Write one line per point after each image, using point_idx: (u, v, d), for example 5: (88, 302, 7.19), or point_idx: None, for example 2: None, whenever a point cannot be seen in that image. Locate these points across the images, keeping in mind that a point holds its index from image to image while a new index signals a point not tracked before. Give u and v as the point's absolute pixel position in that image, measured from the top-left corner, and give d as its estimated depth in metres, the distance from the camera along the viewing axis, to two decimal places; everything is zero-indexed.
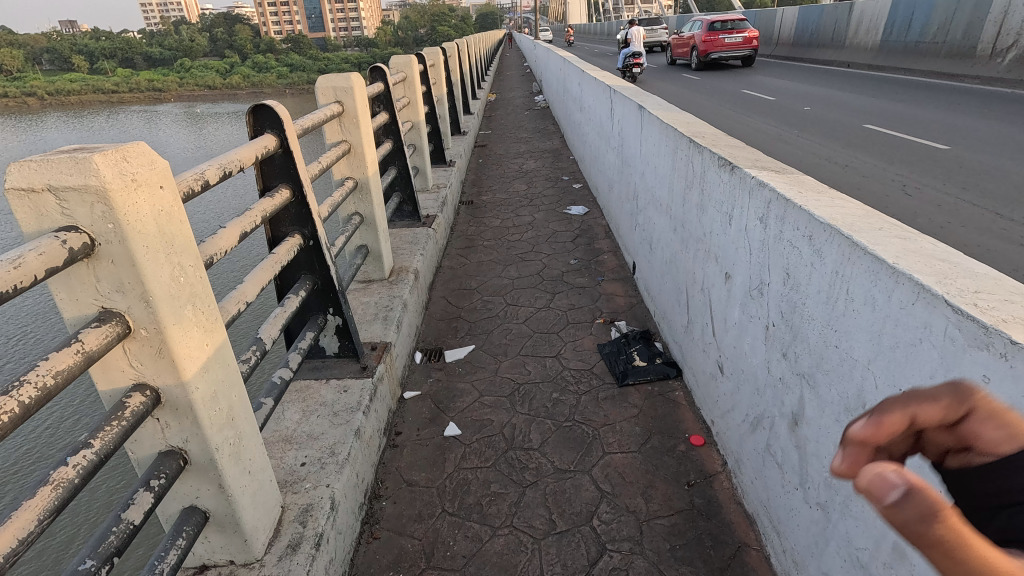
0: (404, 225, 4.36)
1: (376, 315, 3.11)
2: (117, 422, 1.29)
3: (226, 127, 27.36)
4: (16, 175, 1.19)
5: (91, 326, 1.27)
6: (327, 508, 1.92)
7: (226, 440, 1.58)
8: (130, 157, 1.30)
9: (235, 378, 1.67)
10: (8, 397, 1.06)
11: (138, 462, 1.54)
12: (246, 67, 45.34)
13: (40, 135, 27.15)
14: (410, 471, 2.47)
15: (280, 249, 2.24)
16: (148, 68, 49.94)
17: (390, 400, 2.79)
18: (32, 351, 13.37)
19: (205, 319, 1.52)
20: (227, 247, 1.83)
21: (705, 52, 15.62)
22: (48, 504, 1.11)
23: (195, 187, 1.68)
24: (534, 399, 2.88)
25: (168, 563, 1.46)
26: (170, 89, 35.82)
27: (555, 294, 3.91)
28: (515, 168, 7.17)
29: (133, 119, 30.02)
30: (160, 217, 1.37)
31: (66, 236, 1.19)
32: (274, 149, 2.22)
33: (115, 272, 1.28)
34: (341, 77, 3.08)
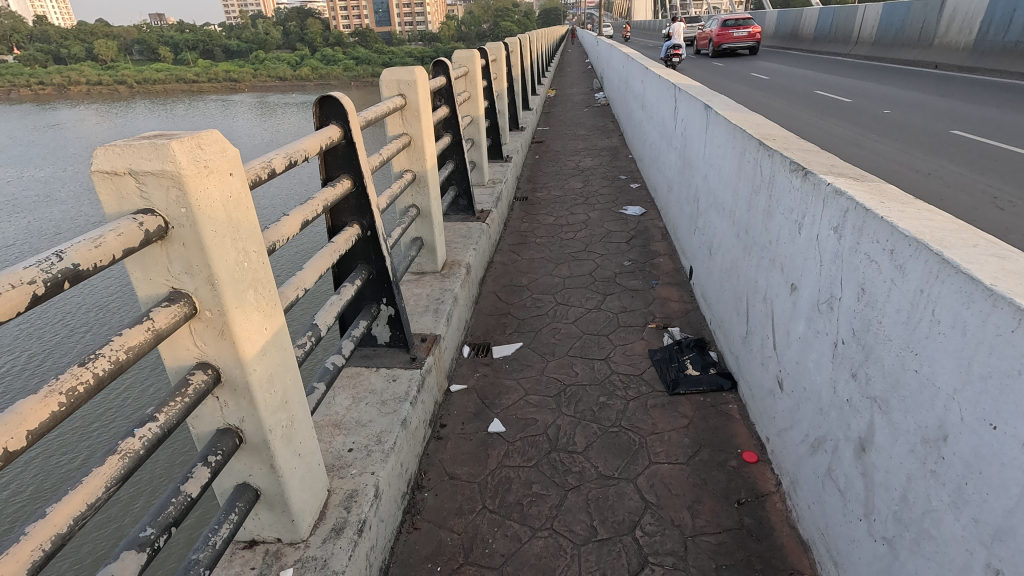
0: (458, 219, 4.39)
1: (427, 307, 3.14)
2: (180, 398, 1.34)
3: (295, 117, 28.42)
4: (102, 159, 1.26)
5: (161, 305, 1.32)
6: (371, 496, 1.96)
7: (279, 422, 1.63)
8: (204, 145, 1.35)
9: (291, 362, 1.72)
10: (85, 368, 1.12)
11: (198, 438, 1.61)
12: (315, 59, 46.93)
13: (128, 121, 29.03)
14: (453, 464, 2.48)
15: (339, 238, 2.29)
16: (226, 60, 52.46)
17: (437, 392, 2.81)
18: (113, 324, 14.42)
19: (266, 303, 1.57)
20: (289, 235, 1.88)
21: (718, 44, 19.19)
22: (115, 473, 1.17)
23: (263, 175, 1.73)
24: (580, 401, 2.84)
25: (221, 537, 1.52)
26: (245, 80, 37.47)
27: (607, 295, 3.84)
28: (572, 165, 7.10)
29: (210, 107, 31.63)
30: (229, 203, 1.42)
31: (143, 218, 1.25)
32: (338, 140, 2.27)
33: (185, 255, 1.34)
34: (406, 71, 3.13)
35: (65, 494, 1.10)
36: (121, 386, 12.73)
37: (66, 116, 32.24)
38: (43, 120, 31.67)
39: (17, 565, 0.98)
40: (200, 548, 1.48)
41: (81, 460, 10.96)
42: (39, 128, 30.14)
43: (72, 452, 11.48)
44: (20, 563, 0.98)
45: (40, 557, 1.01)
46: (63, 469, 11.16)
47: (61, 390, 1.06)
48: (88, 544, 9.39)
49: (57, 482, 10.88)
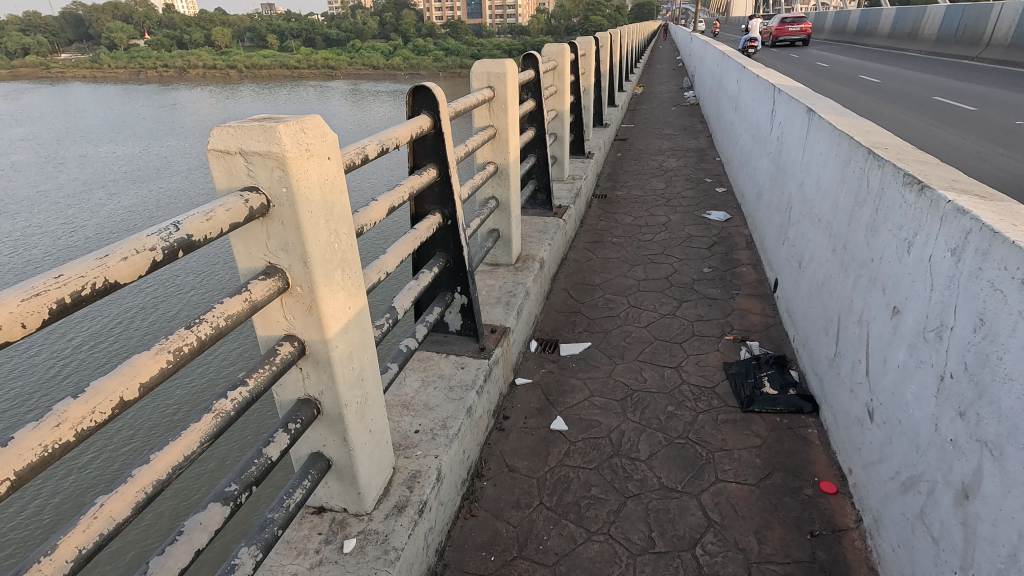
0: (535, 213, 4.39)
1: (498, 299, 3.17)
2: (268, 366, 1.44)
3: (385, 106, 29.44)
4: (218, 139, 1.36)
5: (258, 278, 1.41)
6: (433, 479, 2.00)
7: (354, 398, 1.70)
8: (307, 129, 1.42)
9: (370, 342, 1.79)
10: (190, 331, 1.21)
11: (280, 405, 1.71)
12: (407, 49, 48.29)
13: (236, 103, 31.17)
14: (514, 457, 2.50)
15: (421, 225, 2.36)
16: (325, 48, 55.09)
17: (502, 383, 2.84)
18: (214, 293, 15.72)
19: (352, 283, 1.65)
20: (376, 220, 1.95)
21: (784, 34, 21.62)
22: (209, 430, 1.27)
23: (356, 161, 1.81)
24: (646, 408, 2.77)
25: (294, 500, 1.61)
26: (341, 68, 39.15)
27: (682, 302, 3.71)
28: (655, 165, 6.90)
29: (309, 93, 33.34)
30: (325, 185, 1.48)
31: (248, 196, 1.34)
32: (427, 130, 2.33)
33: (283, 233, 1.42)
34: (496, 63, 3.16)
35: (166, 445, 1.20)
36: (220, 352, 13.89)
37: (183, 97, 35.10)
38: (163, 98, 34.70)
39: (124, 503, 1.08)
40: (276, 508, 1.57)
41: (179, 414, 12.06)
42: (159, 106, 33.05)
43: (172, 405, 12.69)
44: (126, 502, 1.08)
45: (142, 499, 1.10)
46: (165, 419, 12.36)
47: (169, 348, 1.15)
48: (182, 490, 10.38)
49: (159, 431, 12.07)
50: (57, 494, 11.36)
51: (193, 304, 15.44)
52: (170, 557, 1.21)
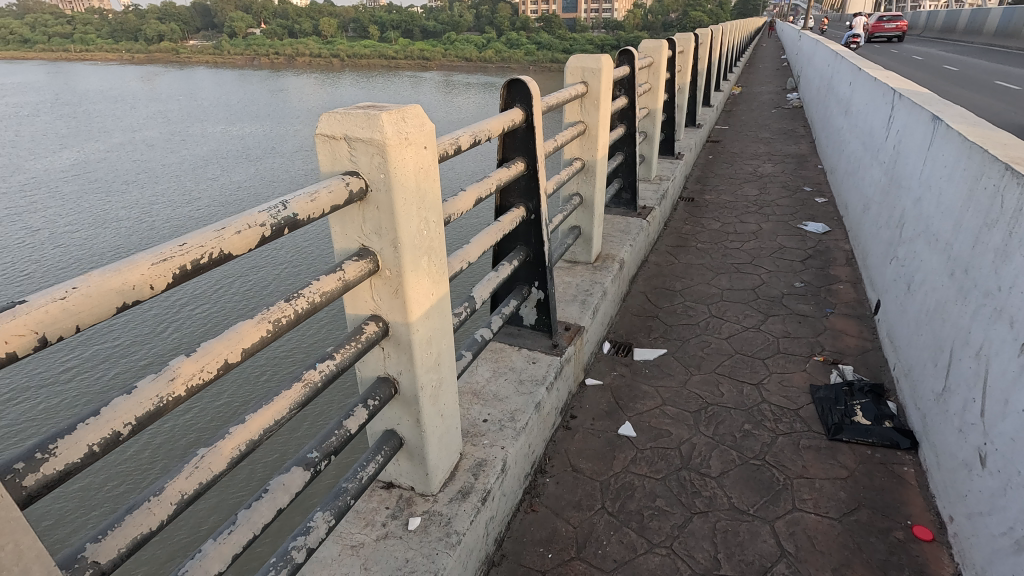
0: (618, 213, 4.30)
1: (574, 297, 3.14)
2: (354, 344, 1.51)
3: (474, 98, 29.81)
4: (326, 125, 1.43)
5: (351, 259, 1.48)
6: (498, 470, 2.03)
7: (430, 381, 1.75)
8: (408, 118, 1.47)
9: (448, 329, 1.83)
10: (288, 304, 1.29)
11: (361, 380, 1.78)
12: (501, 41, 48.39)
13: (336, 91, 32.73)
14: (578, 457, 2.47)
15: (505, 218, 2.38)
16: (422, 39, 56.39)
17: (572, 382, 2.81)
18: (308, 273, 16.72)
19: (437, 269, 1.69)
20: (463, 210, 1.99)
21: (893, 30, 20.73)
22: (298, 397, 1.35)
23: (450, 151, 1.84)
24: (720, 423, 2.65)
25: (366, 474, 1.68)
26: (436, 60, 39.99)
27: (769, 316, 3.51)
28: (749, 170, 6.55)
29: (403, 83, 34.37)
30: (420, 173, 1.53)
31: (349, 179, 1.40)
32: (519, 123, 2.34)
33: (378, 217, 1.48)
34: (592, 58, 3.11)
35: (260, 408, 1.29)
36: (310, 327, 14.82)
37: (290, 83, 37.31)
38: (273, 82, 37.00)
39: (223, 455, 1.17)
40: (350, 479, 1.66)
41: (269, 381, 12.99)
42: (269, 90, 35.30)
43: (263, 372, 13.60)
44: (224, 457, 1.17)
45: (238, 454, 1.20)
46: (255, 383, 13.31)
47: (270, 319, 1.23)
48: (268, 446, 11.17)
49: (249, 393, 12.99)
50: (158, 438, 12.53)
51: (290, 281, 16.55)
52: (255, 512, 1.30)
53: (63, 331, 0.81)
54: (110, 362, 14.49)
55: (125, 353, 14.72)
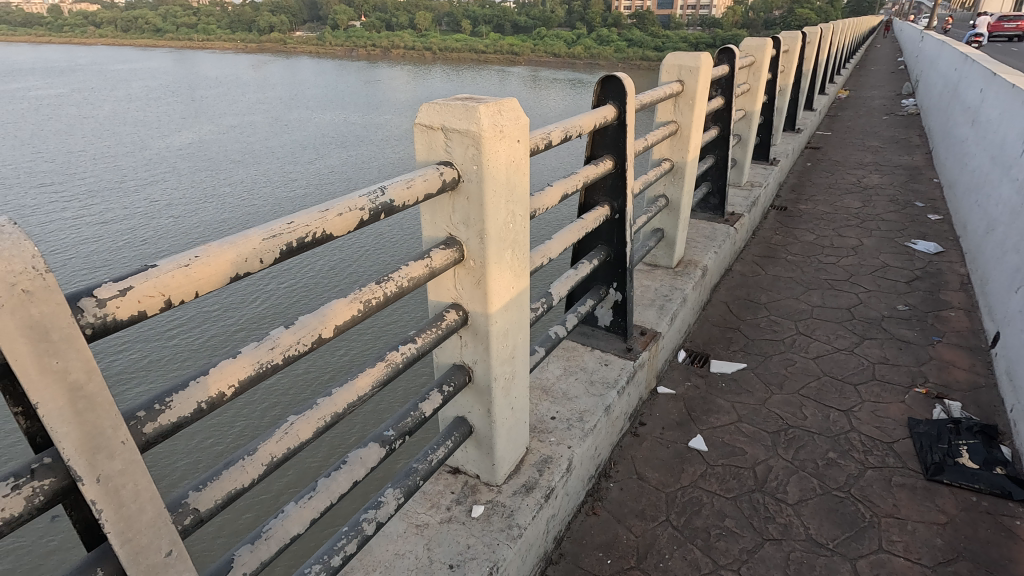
0: (704, 218, 4.13)
1: (653, 301, 3.06)
2: (434, 330, 1.56)
3: (560, 94, 29.54)
4: (425, 115, 1.48)
5: (439, 247, 1.52)
6: (563, 468, 2.02)
7: (503, 373, 1.77)
8: (504, 111, 1.48)
9: (526, 323, 1.83)
10: (378, 286, 1.34)
11: (437, 365, 1.83)
12: (590, 37, 47.48)
13: (426, 84, 33.52)
14: (644, 466, 2.41)
15: (589, 216, 2.35)
16: (512, 34, 56.45)
17: (643, 388, 2.74)
18: (392, 260, 17.29)
19: (519, 263, 1.70)
20: (549, 204, 1.98)
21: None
22: (381, 375, 1.40)
23: (541, 145, 1.84)
24: (801, 448, 2.49)
25: (436, 457, 1.73)
26: (524, 55, 39.95)
27: (864, 339, 3.26)
28: (852, 180, 6.08)
29: (491, 76, 34.59)
30: (511, 166, 1.53)
31: (443, 169, 1.43)
32: (611, 120, 2.30)
33: (467, 208, 1.50)
34: (691, 55, 3.00)
35: (345, 383, 1.35)
36: (394, 311, 15.27)
37: (384, 74, 38.62)
38: (368, 72, 38.44)
39: (311, 424, 1.24)
40: (420, 460, 1.71)
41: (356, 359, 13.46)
42: (364, 80, 36.71)
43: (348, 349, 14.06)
44: (311, 427, 1.24)
45: (323, 425, 1.26)
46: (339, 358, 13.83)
47: (361, 299, 1.29)
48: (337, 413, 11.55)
49: (332, 368, 13.47)
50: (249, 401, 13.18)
51: (377, 265, 17.12)
52: (334, 481, 1.37)
53: (186, 295, 0.89)
54: (205, 321, 15.56)
55: (218, 313, 15.76)
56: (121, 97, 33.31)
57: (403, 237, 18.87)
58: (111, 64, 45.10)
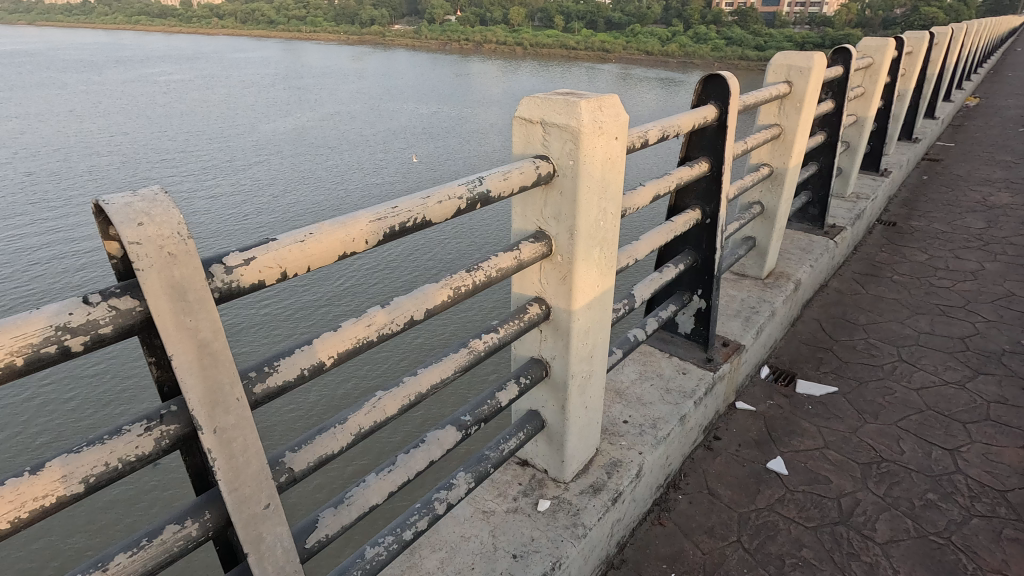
0: (800, 228, 3.88)
1: (738, 312, 2.92)
2: (517, 322, 1.58)
3: (650, 93, 28.66)
4: (526, 109, 1.49)
5: (528, 241, 1.53)
6: (632, 474, 1.98)
7: (580, 371, 1.76)
8: (604, 108, 1.46)
9: (607, 324, 1.81)
10: (469, 274, 1.37)
11: (514, 357, 1.85)
12: (687, 34, 45.56)
13: (515, 79, 33.59)
14: (717, 481, 2.31)
15: (678, 219, 2.28)
16: (605, 28, 55.21)
17: (721, 401, 2.62)
18: (472, 250, 17.51)
19: (607, 261, 1.68)
20: (640, 205, 1.94)
21: None
22: (463, 362, 1.44)
23: (637, 144, 1.80)
24: (894, 484, 2.29)
25: (507, 447, 1.75)
26: (616, 51, 39.02)
27: (978, 374, 2.94)
28: (976, 198, 5.48)
29: (580, 72, 34.09)
30: (606, 163, 1.51)
31: (539, 163, 1.44)
32: (711, 121, 2.21)
33: (559, 203, 1.50)
34: (803, 56, 2.83)
35: (429, 365, 1.39)
36: (478, 302, 15.44)
37: (474, 67, 39.09)
38: (459, 64, 39.09)
39: (396, 402, 1.29)
40: (493, 448, 1.73)
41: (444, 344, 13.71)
42: (455, 72, 37.35)
43: (433, 334, 14.35)
44: (396, 403, 1.29)
45: (407, 403, 1.31)
46: (425, 342, 14.09)
47: (452, 286, 1.32)
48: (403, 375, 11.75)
49: (412, 350, 13.81)
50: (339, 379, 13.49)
51: (460, 254, 17.36)
52: (412, 458, 1.42)
53: (298, 270, 0.95)
54: (293, 292, 16.46)
55: (306, 287, 16.65)
56: (236, 83, 35.98)
57: (484, 228, 19.07)
58: (230, 53, 48.76)
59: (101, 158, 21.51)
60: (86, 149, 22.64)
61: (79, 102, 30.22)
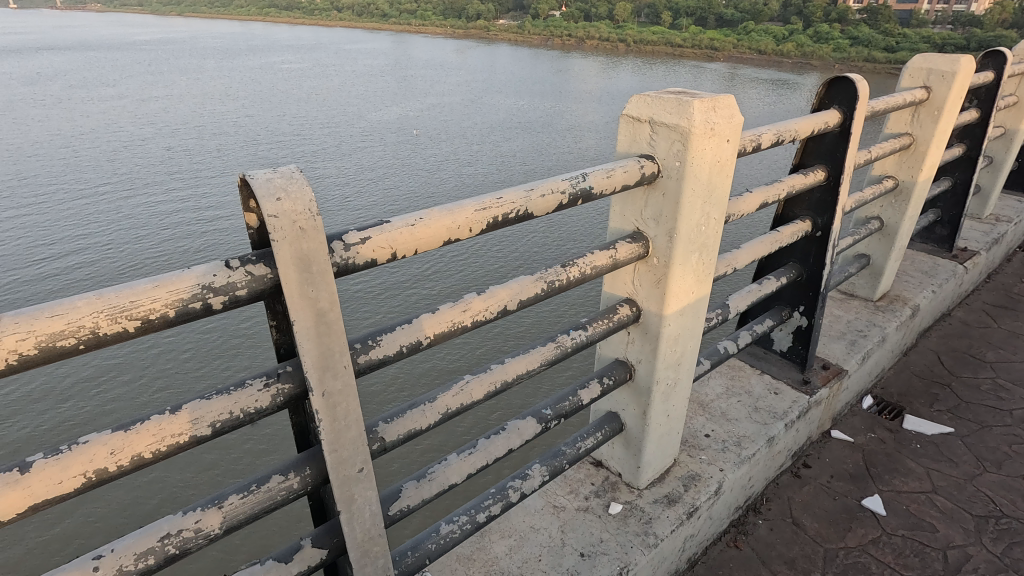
0: (923, 249, 3.53)
1: (842, 334, 2.71)
2: (606, 321, 1.57)
3: (759, 96, 26.92)
4: (635, 107, 1.46)
5: (625, 241, 1.51)
6: (711, 490, 1.91)
7: (666, 378, 1.72)
8: (718, 108, 1.41)
9: (698, 332, 1.75)
10: (563, 270, 1.38)
11: (599, 357, 1.83)
12: (808, 32, 42.15)
13: (615, 78, 32.84)
14: (802, 511, 2.16)
15: (785, 230, 2.15)
16: (716, 24, 52.32)
17: (815, 426, 2.45)
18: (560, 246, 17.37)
19: (704, 268, 1.63)
20: (746, 212, 1.84)
21: None
22: (549, 356, 1.45)
23: (749, 147, 1.71)
24: (1014, 545, 2.05)
25: (585, 446, 1.75)
26: (725, 50, 36.97)
27: None
28: None
29: (684, 70, 32.63)
30: (715, 166, 1.46)
31: (644, 162, 1.42)
32: (833, 127, 2.06)
33: (661, 204, 1.47)
34: (947, 58, 2.56)
35: (516, 356, 1.42)
36: (562, 300, 15.31)
37: (574, 63, 38.63)
38: (559, 59, 38.86)
39: (482, 389, 1.33)
40: (570, 445, 1.73)
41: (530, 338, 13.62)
42: (554, 65, 37.11)
43: (517, 327, 14.38)
44: (483, 389, 1.33)
45: (492, 390, 1.35)
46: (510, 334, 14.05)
47: (545, 279, 1.33)
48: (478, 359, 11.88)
49: (490, 339, 13.99)
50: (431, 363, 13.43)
51: (552, 248, 17.15)
52: (491, 444, 1.45)
53: (407, 252, 1.00)
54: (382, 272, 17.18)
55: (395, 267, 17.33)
56: (347, 73, 38.07)
57: (575, 223, 18.77)
58: (344, 44, 51.58)
59: (227, 138, 23.59)
60: (215, 129, 24.95)
61: (213, 86, 33.28)
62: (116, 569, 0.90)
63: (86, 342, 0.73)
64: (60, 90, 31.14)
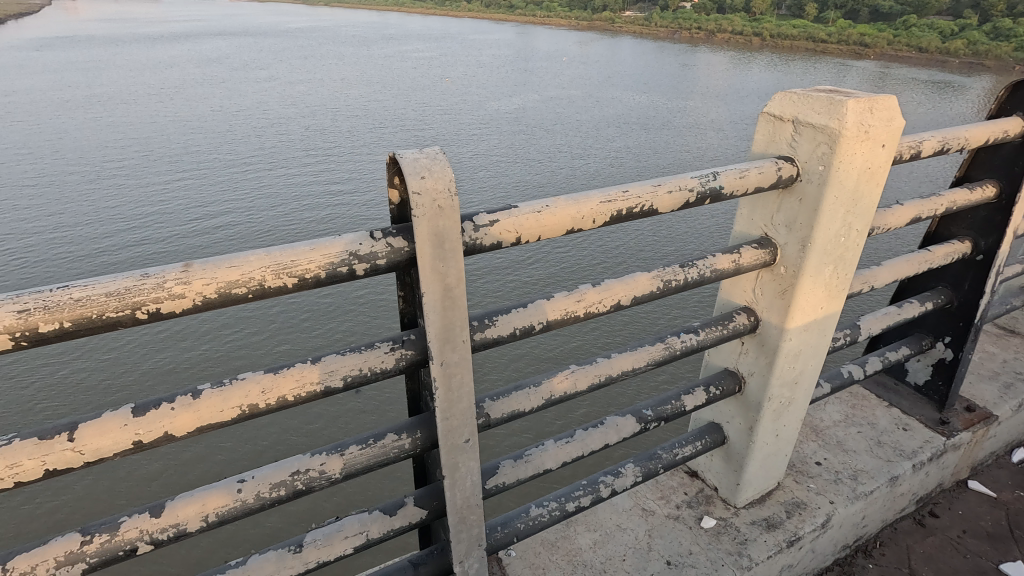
0: None
1: (995, 375, 2.38)
2: (721, 327, 1.50)
3: (916, 99, 23.84)
4: (778, 104, 1.38)
5: (751, 245, 1.44)
6: (817, 521, 1.78)
7: (780, 395, 1.62)
8: (876, 110, 1.31)
9: (822, 351, 1.63)
10: (682, 270, 1.33)
11: (707, 365, 1.76)
12: (987, 28, 36.40)
13: (745, 75, 30.69)
14: (921, 563, 1.94)
15: (939, 250, 1.92)
16: (871, 17, 46.86)
17: (949, 473, 2.18)
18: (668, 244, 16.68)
19: (838, 283, 1.51)
20: (893, 225, 1.67)
21: None
22: (656, 356, 1.42)
23: (906, 154, 1.55)
24: None
25: (682, 452, 1.69)
26: (878, 47, 33.02)
27: None
28: None
29: (827, 67, 29.66)
30: (864, 173, 1.35)
31: (782, 163, 1.34)
32: (1013, 137, 1.81)
33: (796, 209, 1.38)
34: None
35: (623, 352, 1.40)
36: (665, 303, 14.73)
37: (702, 57, 36.63)
38: (686, 52, 37.13)
39: (585, 380, 1.34)
40: (667, 449, 1.69)
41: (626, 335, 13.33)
42: (681, 58, 35.50)
43: (615, 326, 14.07)
44: (585, 381, 1.33)
45: (595, 383, 1.35)
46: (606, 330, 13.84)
47: (662, 277, 1.31)
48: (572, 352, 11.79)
49: (586, 333, 13.80)
50: (523, 350, 13.63)
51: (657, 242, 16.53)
52: (588, 436, 1.45)
53: (531, 237, 1.03)
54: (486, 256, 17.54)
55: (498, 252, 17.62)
56: (471, 63, 39.15)
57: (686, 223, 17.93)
58: (470, 34, 52.92)
59: (358, 121, 25.26)
60: (348, 112, 26.79)
61: (350, 71, 35.75)
62: (254, 495, 1.03)
63: (254, 292, 0.84)
64: (224, 72, 35.07)
